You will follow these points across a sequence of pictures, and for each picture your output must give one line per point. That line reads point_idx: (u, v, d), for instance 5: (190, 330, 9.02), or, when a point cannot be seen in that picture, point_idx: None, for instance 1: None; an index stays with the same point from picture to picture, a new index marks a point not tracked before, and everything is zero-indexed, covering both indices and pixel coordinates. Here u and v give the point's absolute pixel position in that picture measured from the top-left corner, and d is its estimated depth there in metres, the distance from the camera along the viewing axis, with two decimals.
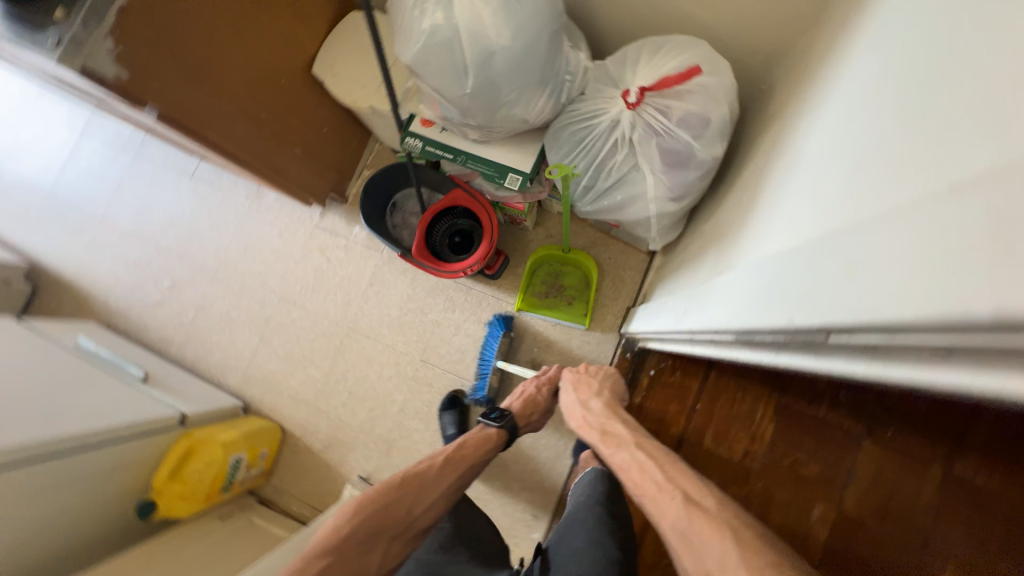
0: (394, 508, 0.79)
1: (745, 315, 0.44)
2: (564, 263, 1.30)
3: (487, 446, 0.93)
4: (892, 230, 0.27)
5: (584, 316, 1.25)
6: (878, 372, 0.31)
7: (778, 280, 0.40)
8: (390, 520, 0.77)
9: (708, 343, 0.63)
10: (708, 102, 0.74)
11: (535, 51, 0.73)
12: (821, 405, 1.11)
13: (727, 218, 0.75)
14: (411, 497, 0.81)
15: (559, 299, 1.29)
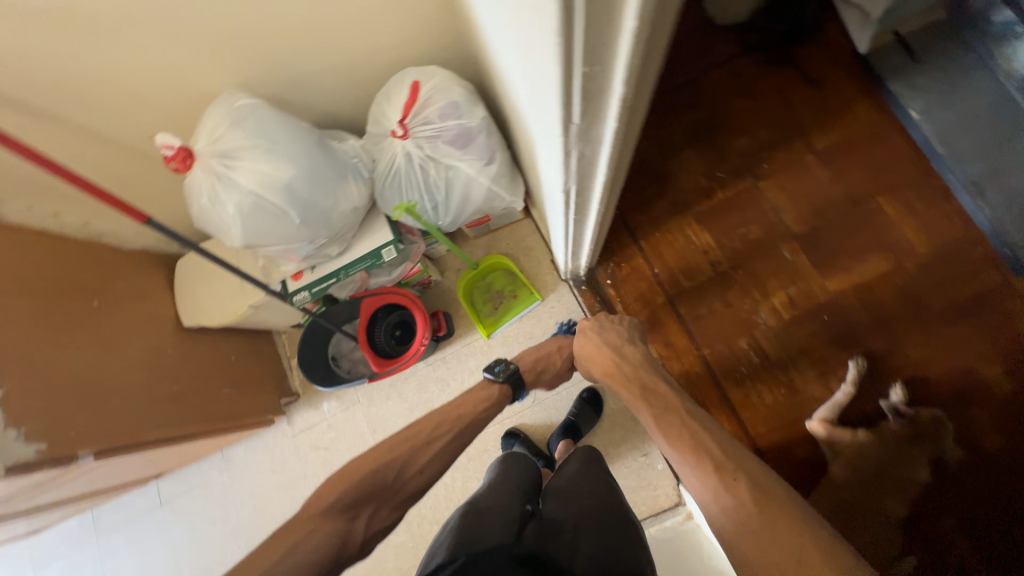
0: (373, 476, 0.86)
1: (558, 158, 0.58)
2: (485, 276, 1.45)
3: (491, 405, 0.98)
4: (530, 33, 0.42)
5: (532, 292, 1.40)
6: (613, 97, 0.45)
7: (547, 121, 0.55)
8: (371, 484, 0.85)
9: (581, 210, 0.77)
10: (443, 92, 0.94)
11: (316, 161, 0.89)
12: (716, 190, 1.37)
13: (523, 140, 0.93)
14: (397, 461, 0.88)
15: (505, 300, 1.43)
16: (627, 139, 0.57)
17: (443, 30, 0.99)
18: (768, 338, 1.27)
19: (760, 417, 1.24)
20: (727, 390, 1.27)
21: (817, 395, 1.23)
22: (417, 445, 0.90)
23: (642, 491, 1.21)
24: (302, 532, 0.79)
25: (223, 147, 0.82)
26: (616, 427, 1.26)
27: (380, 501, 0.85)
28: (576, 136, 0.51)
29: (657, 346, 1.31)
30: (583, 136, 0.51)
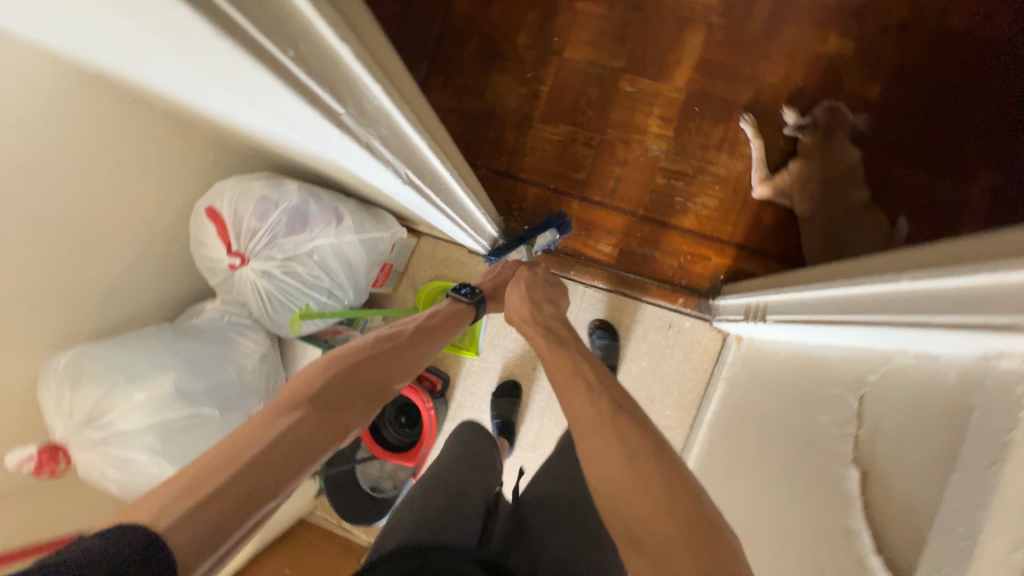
0: (353, 370, 0.71)
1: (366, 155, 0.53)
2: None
3: (461, 318, 0.92)
4: (219, 59, 0.36)
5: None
6: (346, 60, 0.40)
7: (327, 135, 0.50)
8: (349, 376, 0.70)
9: (438, 186, 0.73)
10: (242, 199, 0.83)
11: (189, 348, 0.81)
12: (535, 92, 1.40)
13: (348, 177, 0.87)
14: (375, 363, 0.74)
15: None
16: (410, 93, 0.53)
17: (206, 154, 0.92)
18: (674, 159, 1.32)
19: (720, 221, 1.29)
20: (680, 223, 1.31)
21: (743, 169, 1.28)
22: (395, 348, 0.78)
23: (692, 349, 1.28)
24: (280, 421, 0.59)
25: (86, 416, 0.71)
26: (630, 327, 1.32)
27: (349, 399, 0.68)
28: (356, 121, 0.46)
29: (604, 241, 1.34)
30: (362, 117, 0.47)
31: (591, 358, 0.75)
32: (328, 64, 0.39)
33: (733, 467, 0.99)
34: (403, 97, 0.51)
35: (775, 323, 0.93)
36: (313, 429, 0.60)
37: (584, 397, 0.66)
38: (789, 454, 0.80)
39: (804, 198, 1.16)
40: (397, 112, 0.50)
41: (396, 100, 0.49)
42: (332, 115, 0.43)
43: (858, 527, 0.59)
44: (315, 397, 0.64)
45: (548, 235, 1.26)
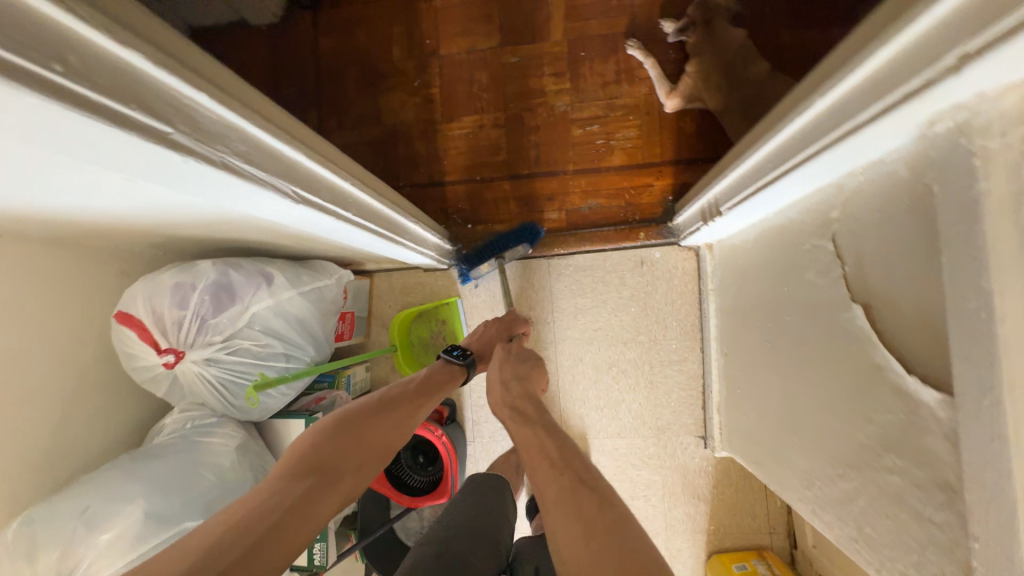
0: (353, 436, 0.74)
1: (240, 185, 0.49)
2: (411, 341, 1.36)
3: (450, 377, 0.95)
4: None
5: (446, 302, 1.34)
6: (153, 78, 0.36)
7: (186, 178, 0.46)
8: (347, 442, 0.73)
9: (339, 199, 0.68)
10: (156, 293, 0.78)
11: (151, 467, 0.73)
12: (428, 98, 1.39)
13: (257, 231, 0.81)
14: (373, 426, 0.77)
15: (444, 333, 1.36)
16: (255, 99, 0.49)
17: (110, 268, 0.85)
18: (581, 107, 1.31)
19: (647, 146, 1.28)
20: (611, 163, 1.30)
21: (647, 90, 1.29)
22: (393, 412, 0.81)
23: (672, 277, 1.25)
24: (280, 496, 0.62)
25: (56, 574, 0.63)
26: (606, 280, 1.29)
27: (347, 467, 0.71)
28: (196, 137, 0.41)
29: (548, 209, 1.32)
30: (203, 134, 0.42)
31: (554, 432, 0.82)
32: (129, 87, 0.35)
33: (752, 367, 0.96)
34: (242, 102, 0.46)
35: (730, 211, 0.90)
36: (313, 503, 0.64)
37: (547, 470, 0.75)
38: (795, 325, 0.77)
39: (713, 93, 1.16)
40: (247, 126, 0.47)
41: (236, 104, 0.44)
42: (158, 134, 0.38)
43: (883, 359, 0.55)
44: (316, 467, 0.67)
45: (519, 249, 1.23)
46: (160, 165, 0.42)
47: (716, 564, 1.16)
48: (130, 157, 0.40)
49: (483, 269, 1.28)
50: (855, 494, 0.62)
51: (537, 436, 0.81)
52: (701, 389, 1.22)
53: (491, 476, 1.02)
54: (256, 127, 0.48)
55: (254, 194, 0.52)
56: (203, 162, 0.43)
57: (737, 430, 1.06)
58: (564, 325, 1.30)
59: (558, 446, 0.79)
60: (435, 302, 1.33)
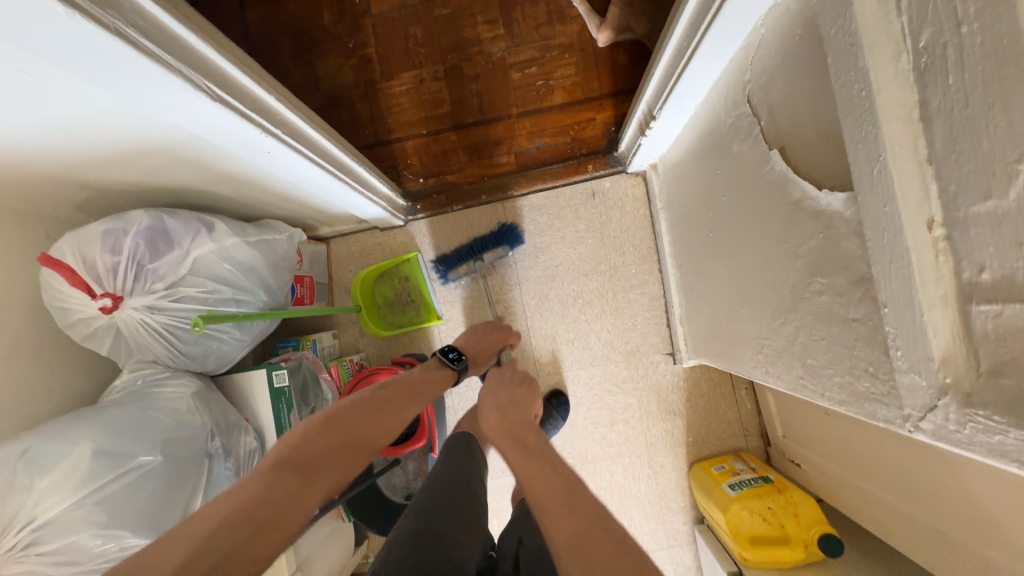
0: (345, 431, 0.71)
1: (150, 68, 0.49)
2: (376, 300, 1.34)
3: (442, 381, 0.94)
4: None
5: (407, 259, 1.30)
6: None
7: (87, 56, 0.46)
8: (338, 437, 0.70)
9: (265, 113, 0.67)
10: (86, 241, 0.75)
11: (101, 412, 0.71)
12: (364, 56, 1.36)
13: (188, 170, 0.79)
14: (364, 420, 0.75)
15: (409, 289, 1.34)
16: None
17: (34, 228, 0.81)
18: (517, 51, 1.33)
19: (586, 82, 1.31)
20: (553, 102, 1.32)
21: (579, 28, 1.32)
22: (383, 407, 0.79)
23: (623, 204, 1.29)
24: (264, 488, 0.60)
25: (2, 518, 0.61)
26: (561, 216, 1.31)
27: (336, 460, 0.68)
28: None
29: (497, 153, 1.34)
30: None
31: (558, 464, 0.73)
32: None
33: (703, 265, 0.99)
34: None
35: (660, 112, 0.92)
36: (299, 497, 0.61)
37: (557, 493, 0.66)
38: (731, 203, 0.80)
39: (639, 19, 1.20)
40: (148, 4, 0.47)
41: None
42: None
43: (800, 191, 0.58)
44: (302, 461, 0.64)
45: (501, 252, 1.25)
46: (44, 22, 0.41)
47: (697, 471, 1.19)
48: (7, 9, 0.39)
49: (460, 272, 1.27)
50: (796, 333, 0.66)
51: (543, 468, 0.72)
52: (663, 308, 1.26)
53: (459, 436, 1.01)
54: (151, 3, 0.47)
55: (166, 83, 0.52)
56: (92, 24, 0.42)
57: (698, 335, 1.10)
58: (525, 265, 1.31)
59: (567, 479, 0.69)
60: (395, 259, 1.30)
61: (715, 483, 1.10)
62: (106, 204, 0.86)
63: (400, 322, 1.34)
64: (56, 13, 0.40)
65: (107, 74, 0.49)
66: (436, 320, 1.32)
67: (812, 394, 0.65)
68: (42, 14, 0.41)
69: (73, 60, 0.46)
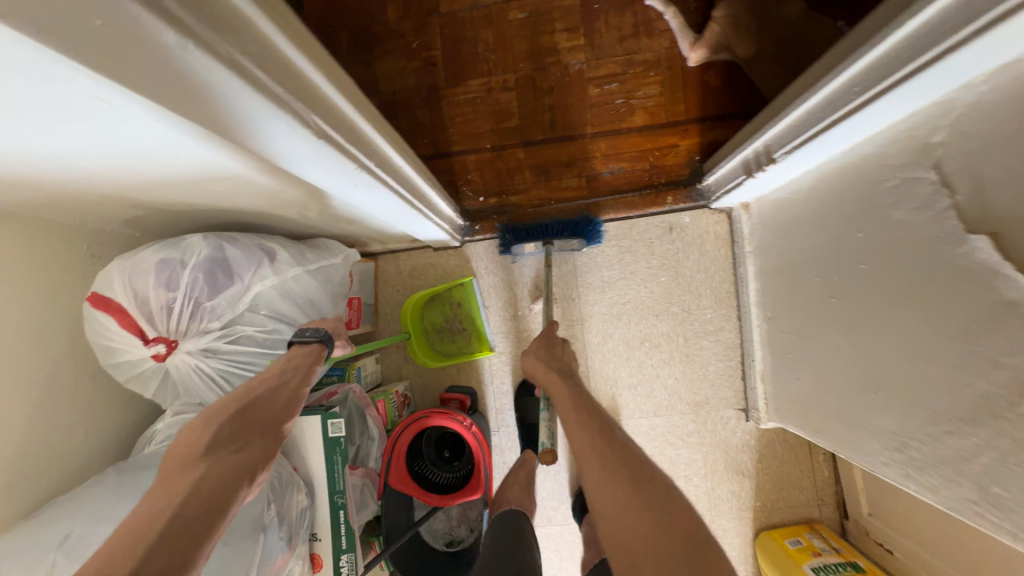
0: (225, 436, 0.56)
1: (261, 104, 0.41)
2: (424, 326, 1.24)
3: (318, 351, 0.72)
4: None
5: (462, 283, 1.20)
6: None
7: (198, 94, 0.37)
8: (217, 455, 0.54)
9: (361, 143, 0.58)
10: (138, 273, 0.65)
11: (143, 482, 0.62)
12: (430, 58, 1.25)
13: (257, 196, 0.69)
14: (245, 420, 0.59)
15: (460, 316, 1.24)
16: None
17: (79, 246, 0.71)
18: (597, 65, 1.21)
19: (671, 105, 1.19)
20: (632, 123, 1.20)
21: (668, 44, 1.19)
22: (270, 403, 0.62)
23: (703, 242, 1.18)
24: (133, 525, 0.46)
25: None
26: (632, 249, 1.20)
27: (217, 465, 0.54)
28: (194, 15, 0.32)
29: (566, 175, 1.23)
30: (207, 18, 0.33)
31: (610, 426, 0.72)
32: None
33: (809, 328, 0.89)
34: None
35: (785, 157, 0.83)
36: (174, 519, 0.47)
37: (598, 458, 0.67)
38: (879, 275, 0.69)
39: (742, 40, 1.08)
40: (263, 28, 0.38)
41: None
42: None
43: (1021, 292, 0.48)
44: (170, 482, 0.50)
45: (572, 244, 1.14)
46: (149, 56, 0.32)
47: (767, 541, 1.09)
48: (116, 47, 0.30)
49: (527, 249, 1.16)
50: (976, 451, 0.55)
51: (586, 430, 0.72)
52: (739, 359, 1.16)
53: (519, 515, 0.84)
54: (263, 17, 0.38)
55: (275, 121, 0.43)
56: (205, 52, 0.34)
57: (787, 398, 1.00)
58: (589, 300, 1.21)
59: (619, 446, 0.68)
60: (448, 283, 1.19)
61: (793, 562, 1.00)
62: (158, 221, 0.76)
63: (449, 350, 1.25)
64: (165, 41, 0.31)
65: (202, 112, 0.39)
66: (488, 352, 1.21)
67: (991, 527, 0.54)
68: (143, 44, 0.31)
69: (170, 98, 0.36)
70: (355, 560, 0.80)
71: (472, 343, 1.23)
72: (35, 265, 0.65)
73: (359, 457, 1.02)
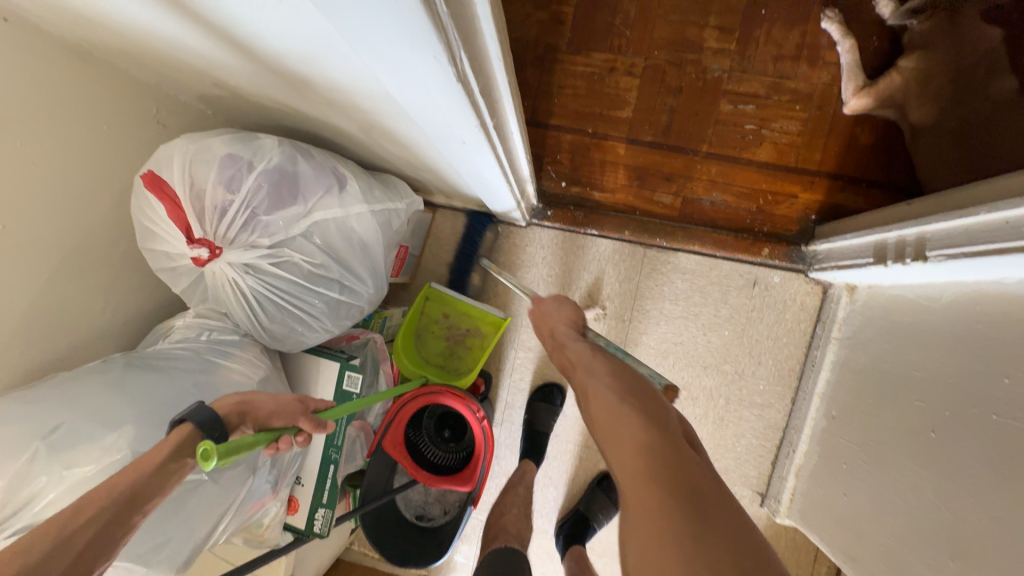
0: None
1: (420, 35, 0.31)
2: (434, 364, 1.10)
3: (163, 461, 0.46)
4: None
5: (427, 297, 1.09)
6: None
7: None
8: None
9: (490, 99, 0.48)
10: (201, 161, 0.59)
11: (149, 386, 0.58)
12: (558, 14, 1.11)
13: (348, 117, 0.61)
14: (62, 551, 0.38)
15: (455, 321, 1.11)
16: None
17: (147, 110, 0.65)
18: (740, 78, 1.06)
19: (805, 150, 1.04)
20: (755, 156, 1.06)
21: (829, 79, 1.03)
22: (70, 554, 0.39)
23: (784, 308, 1.06)
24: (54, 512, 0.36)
25: None
26: (703, 290, 1.09)
27: None
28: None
29: (661, 189, 1.10)
30: None
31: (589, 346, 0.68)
32: None
33: (884, 451, 0.78)
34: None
35: (940, 261, 0.72)
36: None
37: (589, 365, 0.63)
38: (1015, 438, 0.58)
39: (923, 103, 0.92)
40: None
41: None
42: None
43: None
44: None
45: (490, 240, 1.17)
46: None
47: None
48: None
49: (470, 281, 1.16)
50: None
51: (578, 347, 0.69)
52: (777, 442, 1.06)
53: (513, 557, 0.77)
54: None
55: (423, 55, 0.34)
56: None
57: (822, 507, 0.90)
58: (640, 328, 1.12)
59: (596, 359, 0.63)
60: (415, 305, 1.08)
61: None
62: (233, 107, 0.68)
63: (472, 362, 1.11)
64: None
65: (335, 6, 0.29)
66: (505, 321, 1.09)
67: None
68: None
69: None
70: (330, 517, 0.75)
71: (485, 332, 1.10)
72: (98, 117, 0.59)
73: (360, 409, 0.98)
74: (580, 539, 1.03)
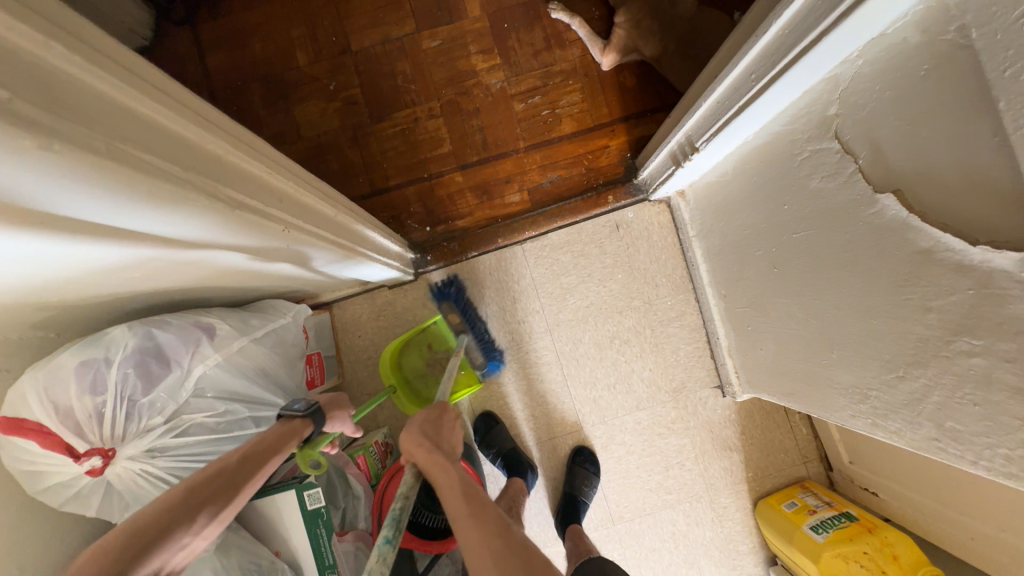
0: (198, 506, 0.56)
1: (182, 195, 0.40)
2: (407, 377, 1.14)
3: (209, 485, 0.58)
4: None
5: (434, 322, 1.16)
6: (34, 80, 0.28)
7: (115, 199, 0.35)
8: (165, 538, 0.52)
9: (285, 205, 0.56)
10: (54, 381, 0.59)
11: None
12: (352, 100, 1.23)
13: (182, 275, 0.64)
14: (223, 490, 0.58)
15: (443, 356, 1.17)
16: (102, 38, 0.33)
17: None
18: (517, 81, 1.23)
19: (594, 109, 1.23)
20: (562, 131, 1.23)
21: (580, 52, 1.23)
22: None
23: (650, 233, 1.22)
24: None
25: None
26: (584, 253, 1.22)
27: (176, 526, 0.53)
28: (53, 112, 0.28)
29: (508, 191, 1.23)
30: (110, 130, 0.32)
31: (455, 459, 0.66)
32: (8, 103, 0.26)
33: (762, 300, 0.93)
34: (97, 48, 0.32)
35: (706, 145, 0.86)
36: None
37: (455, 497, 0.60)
38: (810, 241, 0.73)
39: (648, 40, 1.13)
40: (160, 127, 0.38)
41: (65, 37, 0.29)
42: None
43: (930, 240, 0.52)
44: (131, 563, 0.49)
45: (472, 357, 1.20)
46: (1, 173, 0.28)
47: (765, 509, 1.12)
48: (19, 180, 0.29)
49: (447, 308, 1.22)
50: (927, 391, 0.59)
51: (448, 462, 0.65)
52: (706, 339, 1.19)
53: None
54: (135, 95, 0.35)
55: (198, 207, 0.42)
56: (108, 164, 0.32)
57: (756, 369, 1.04)
58: (554, 309, 1.22)
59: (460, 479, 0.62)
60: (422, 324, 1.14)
61: (793, 524, 1.03)
62: (78, 320, 0.69)
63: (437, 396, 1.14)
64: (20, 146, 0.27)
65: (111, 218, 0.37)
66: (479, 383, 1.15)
67: (954, 459, 0.58)
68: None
69: (42, 207, 0.33)
70: None
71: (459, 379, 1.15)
72: None
73: (347, 521, 0.96)
74: (576, 517, 1.10)
